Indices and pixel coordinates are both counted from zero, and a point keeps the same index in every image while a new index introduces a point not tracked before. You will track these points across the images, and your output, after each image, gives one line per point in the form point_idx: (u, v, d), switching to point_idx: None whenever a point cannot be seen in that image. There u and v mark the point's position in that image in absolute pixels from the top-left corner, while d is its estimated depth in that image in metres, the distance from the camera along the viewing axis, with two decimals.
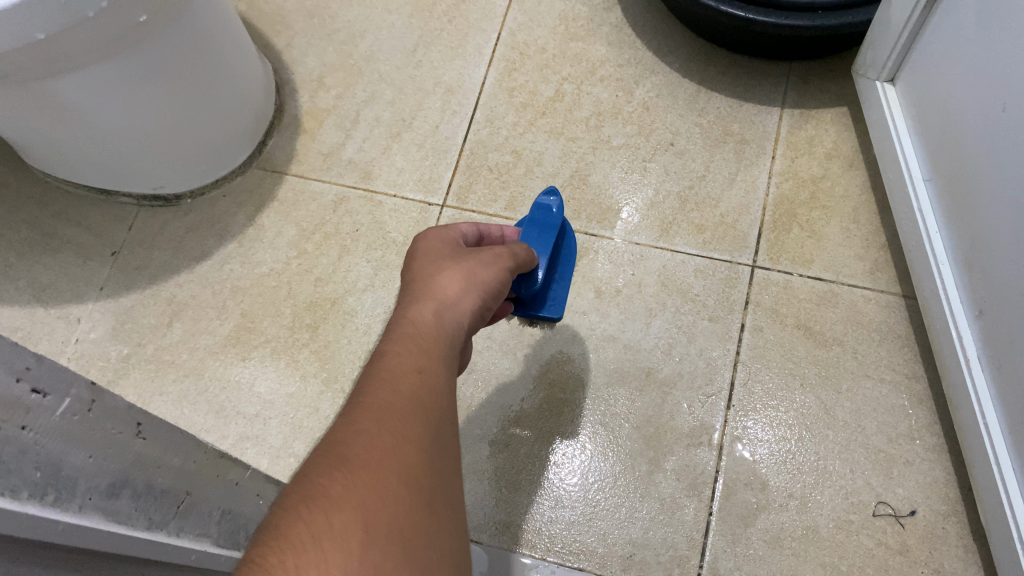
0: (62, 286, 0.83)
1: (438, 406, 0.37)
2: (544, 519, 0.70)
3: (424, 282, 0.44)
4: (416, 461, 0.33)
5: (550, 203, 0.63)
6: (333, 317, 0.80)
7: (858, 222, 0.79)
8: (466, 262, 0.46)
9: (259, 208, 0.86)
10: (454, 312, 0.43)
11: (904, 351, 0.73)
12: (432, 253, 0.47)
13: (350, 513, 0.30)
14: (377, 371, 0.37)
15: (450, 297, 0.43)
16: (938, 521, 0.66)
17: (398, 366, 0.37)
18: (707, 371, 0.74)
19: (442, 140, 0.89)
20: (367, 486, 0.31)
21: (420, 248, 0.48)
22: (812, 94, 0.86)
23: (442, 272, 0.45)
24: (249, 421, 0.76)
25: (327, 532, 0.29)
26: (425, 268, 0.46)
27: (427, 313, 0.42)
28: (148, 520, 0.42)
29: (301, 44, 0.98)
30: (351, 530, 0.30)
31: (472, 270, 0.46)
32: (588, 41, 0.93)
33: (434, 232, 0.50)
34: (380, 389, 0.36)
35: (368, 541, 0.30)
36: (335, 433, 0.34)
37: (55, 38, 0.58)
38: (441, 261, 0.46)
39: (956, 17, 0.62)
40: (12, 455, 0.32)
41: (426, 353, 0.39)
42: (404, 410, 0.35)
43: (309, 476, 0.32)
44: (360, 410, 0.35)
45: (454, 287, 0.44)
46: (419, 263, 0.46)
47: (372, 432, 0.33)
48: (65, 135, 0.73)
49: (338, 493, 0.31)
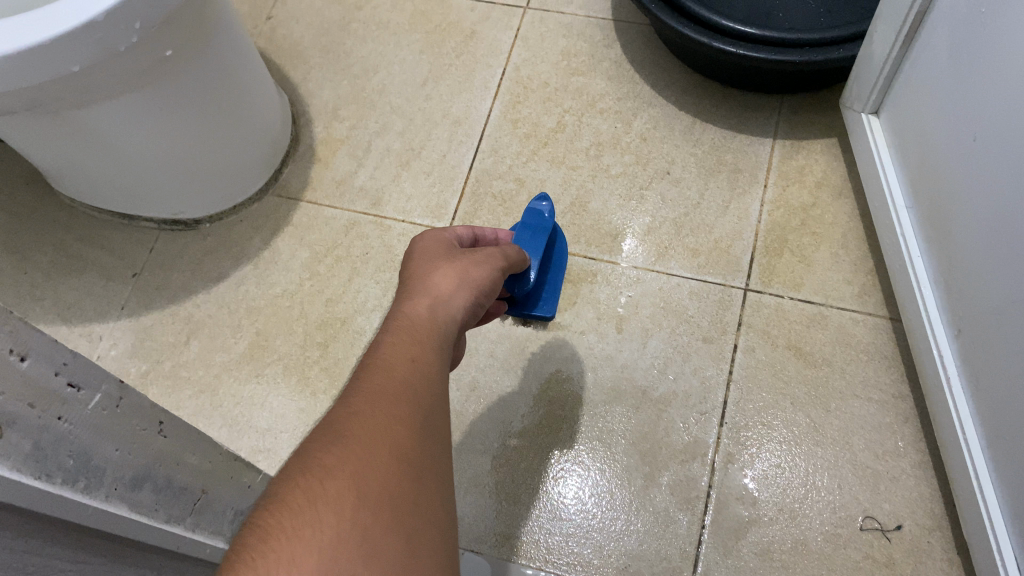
0: (85, 306, 0.87)
1: (429, 391, 0.40)
2: (542, 531, 0.73)
3: (419, 281, 0.48)
4: (406, 439, 0.36)
5: (542, 207, 0.71)
6: (343, 335, 0.83)
7: (847, 248, 0.82)
8: (459, 263, 0.50)
9: (274, 232, 0.90)
10: (445, 309, 0.46)
11: (890, 371, 0.76)
12: (427, 255, 0.51)
13: (343, 480, 0.33)
14: (373, 359, 0.41)
15: (442, 295, 0.47)
16: (923, 535, 0.69)
17: (392, 354, 0.41)
18: (701, 390, 0.77)
19: (449, 169, 0.93)
20: (359, 458, 0.34)
21: (416, 250, 0.52)
22: (803, 126, 0.90)
23: (436, 273, 0.48)
24: (261, 434, 0.79)
25: (322, 496, 0.33)
26: (421, 269, 0.49)
27: (420, 309, 0.45)
28: (167, 513, 0.45)
29: (316, 78, 1.02)
30: (345, 495, 0.33)
31: (465, 270, 0.50)
32: (589, 75, 0.98)
33: (430, 235, 0.53)
34: (375, 374, 0.39)
35: (360, 504, 0.33)
36: (334, 412, 0.37)
37: (87, 70, 0.63)
38: (435, 262, 0.50)
39: (933, 52, 0.66)
40: (49, 443, 0.35)
41: (418, 343, 0.42)
42: (397, 393, 0.38)
43: (308, 449, 0.35)
44: (355, 393, 0.38)
45: (446, 286, 0.48)
46: (415, 265, 0.50)
47: (366, 412, 0.36)
48: (93, 162, 0.78)
49: (333, 463, 0.34)
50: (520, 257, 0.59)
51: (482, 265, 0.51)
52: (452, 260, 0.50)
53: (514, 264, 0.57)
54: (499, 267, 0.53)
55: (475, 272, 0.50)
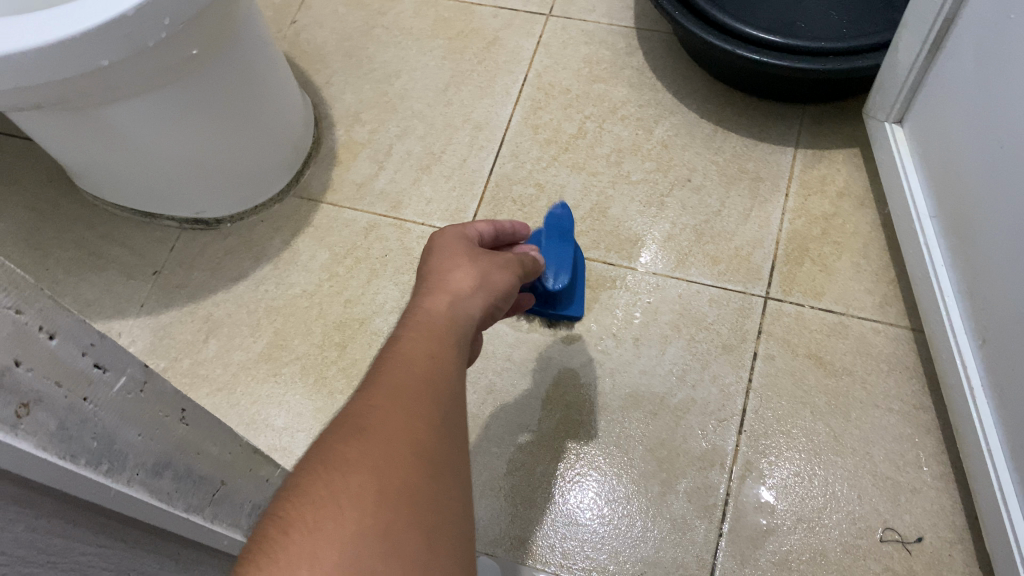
0: (105, 302, 0.88)
1: (449, 387, 0.39)
2: (558, 535, 0.72)
3: (438, 278, 0.48)
4: (428, 434, 0.36)
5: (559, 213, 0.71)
6: (361, 336, 0.83)
7: (868, 257, 0.82)
8: (481, 265, 0.50)
9: (294, 233, 0.91)
10: (463, 306, 0.46)
11: (912, 382, 0.75)
12: (446, 251, 0.51)
13: (365, 476, 0.33)
14: (393, 355, 0.40)
15: (462, 293, 0.47)
16: (944, 548, 0.68)
17: (412, 351, 0.41)
18: (720, 398, 0.77)
19: (469, 173, 0.93)
20: (380, 451, 0.34)
21: (436, 245, 0.52)
22: (825, 135, 0.90)
23: (456, 271, 0.49)
24: (277, 433, 0.79)
25: (344, 491, 0.32)
26: (439, 266, 0.49)
27: (441, 305, 0.45)
28: (187, 502, 0.45)
29: (339, 82, 1.03)
30: (366, 490, 0.32)
31: (486, 273, 0.50)
32: (611, 83, 0.98)
33: (449, 233, 0.54)
34: (395, 369, 0.39)
35: (381, 499, 0.32)
36: (354, 406, 0.37)
37: (116, 66, 0.63)
38: (455, 261, 0.50)
39: (960, 61, 0.66)
40: (74, 423, 0.35)
41: (437, 338, 0.42)
42: (417, 388, 0.38)
43: (328, 443, 0.35)
44: (376, 388, 0.37)
45: (464, 285, 0.48)
46: (435, 261, 0.50)
47: (386, 406, 0.36)
48: (118, 159, 0.78)
49: (354, 458, 0.33)
50: (535, 265, 0.58)
51: (502, 269, 0.52)
52: (473, 260, 0.50)
53: (529, 270, 0.57)
54: (517, 273, 0.53)
55: (495, 276, 0.50)
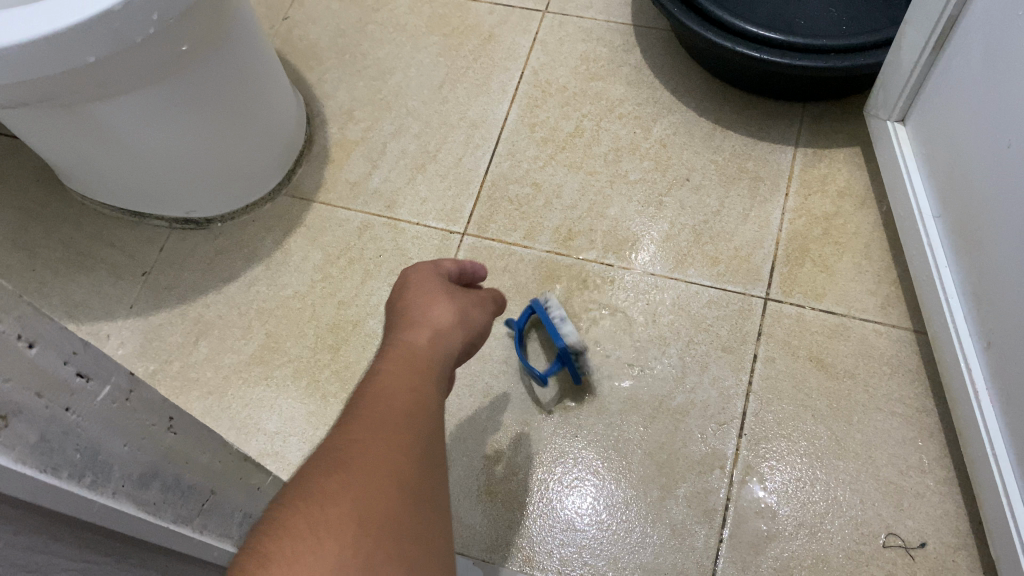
0: (94, 304, 0.86)
1: (429, 419, 0.39)
2: (555, 541, 0.71)
3: (415, 313, 0.49)
4: (409, 467, 0.36)
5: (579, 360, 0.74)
6: (355, 338, 0.82)
7: (870, 258, 0.81)
8: (457, 302, 0.51)
9: (287, 233, 0.89)
10: (443, 343, 0.47)
11: (915, 385, 0.74)
12: (422, 286, 0.51)
13: (345, 506, 0.33)
14: (372, 387, 0.40)
15: (440, 330, 0.48)
16: (948, 554, 0.67)
17: (393, 383, 0.41)
18: (720, 402, 0.75)
19: (465, 172, 0.91)
20: (361, 483, 0.34)
21: (409, 279, 0.53)
22: (825, 134, 0.89)
23: (434, 308, 0.49)
24: (269, 437, 0.78)
25: (324, 521, 0.32)
26: (418, 301, 0.50)
27: (420, 341, 0.46)
28: (175, 514, 0.43)
29: (333, 79, 1.02)
30: (346, 521, 0.32)
31: (463, 310, 0.50)
32: (609, 81, 0.96)
33: (423, 266, 0.54)
34: (376, 402, 0.39)
35: (361, 531, 0.32)
36: (333, 438, 0.36)
37: (103, 63, 0.62)
38: (432, 296, 0.50)
39: (965, 59, 0.65)
40: (56, 435, 0.34)
41: (417, 372, 0.42)
42: (398, 420, 0.38)
43: (307, 474, 0.34)
44: (355, 420, 0.37)
45: (444, 322, 0.48)
46: (411, 295, 0.51)
47: (367, 439, 0.36)
48: (106, 159, 0.77)
49: (334, 489, 0.33)
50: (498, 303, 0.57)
51: (477, 306, 0.52)
52: (450, 296, 0.51)
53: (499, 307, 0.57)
54: (490, 310, 0.54)
55: (472, 313, 0.51)
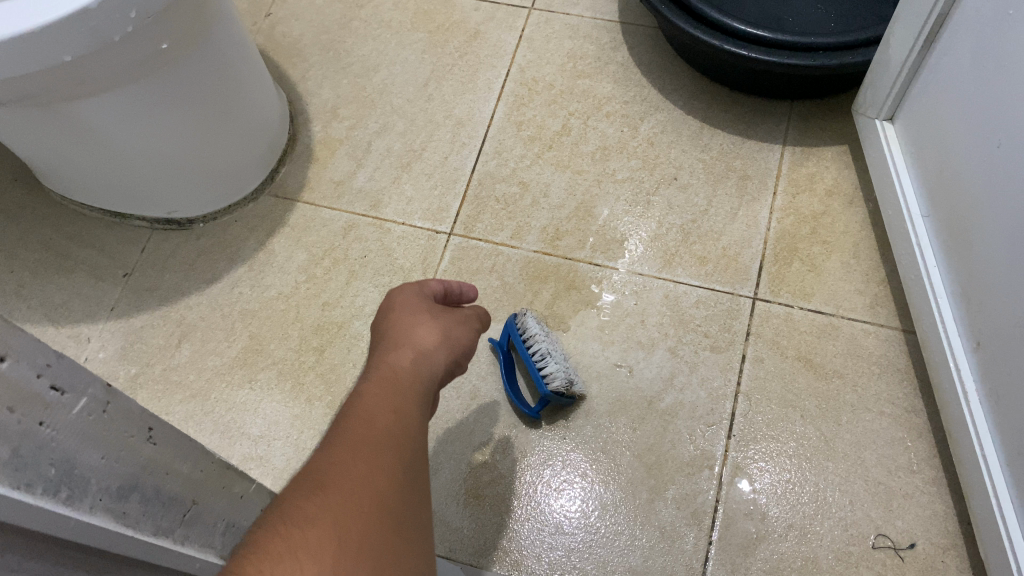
0: (74, 306, 0.85)
1: (411, 442, 0.39)
2: (544, 545, 0.70)
3: (400, 334, 0.48)
4: (388, 489, 0.35)
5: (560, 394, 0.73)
6: (340, 340, 0.81)
7: (858, 257, 0.80)
8: (442, 321, 0.50)
9: (270, 233, 0.88)
10: (427, 362, 0.47)
11: (903, 385, 0.74)
12: (406, 306, 0.51)
13: (324, 528, 0.32)
14: (354, 411, 0.40)
15: (424, 349, 0.47)
16: (937, 554, 0.67)
17: (374, 406, 0.40)
18: (709, 402, 0.75)
19: (451, 171, 0.91)
20: (340, 505, 0.33)
21: (394, 299, 0.52)
22: (813, 133, 0.88)
23: (418, 327, 0.49)
24: (253, 442, 0.77)
25: (302, 543, 0.31)
26: (402, 321, 0.49)
27: (403, 361, 0.45)
28: (155, 526, 0.42)
29: (316, 77, 1.00)
30: (326, 544, 0.31)
31: (448, 329, 0.50)
32: (596, 78, 0.96)
33: (408, 287, 0.53)
34: (357, 424, 0.38)
35: (340, 553, 0.32)
36: (314, 463, 0.36)
37: (80, 61, 0.60)
38: (416, 315, 0.50)
39: (955, 58, 0.64)
40: (28, 450, 0.33)
41: (399, 394, 0.42)
42: (380, 442, 0.37)
43: (287, 498, 0.34)
44: (336, 443, 0.37)
45: (428, 341, 0.48)
46: (395, 315, 0.50)
47: (348, 462, 0.36)
48: (84, 158, 0.75)
49: (313, 511, 0.33)
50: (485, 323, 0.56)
51: (462, 324, 0.52)
52: (434, 316, 0.50)
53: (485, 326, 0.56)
54: (476, 327, 0.53)
55: (457, 332, 0.51)
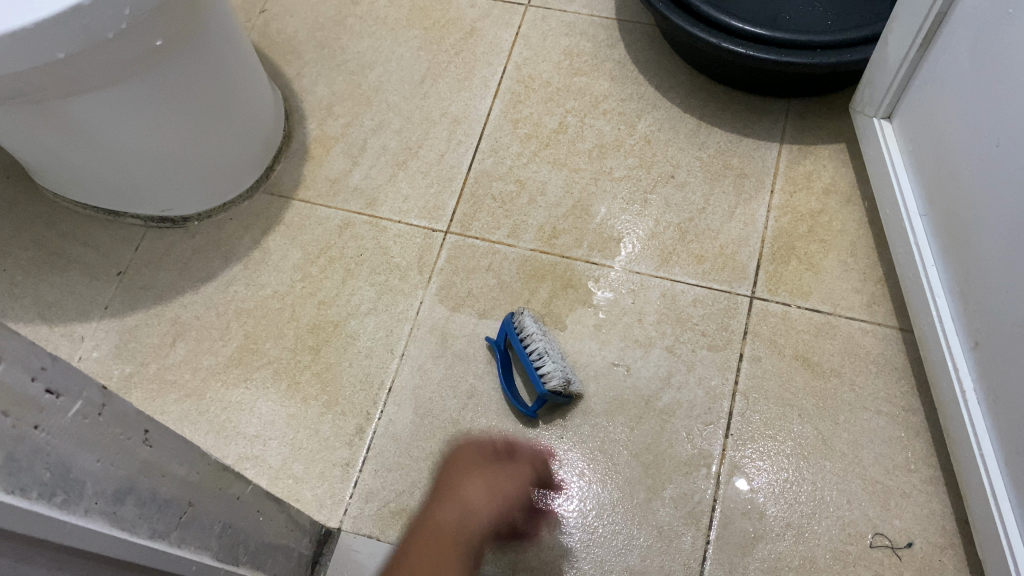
0: (67, 305, 0.84)
1: None
2: (541, 544, 0.70)
3: (457, 488, 0.70)
4: None
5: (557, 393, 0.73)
6: (336, 339, 0.80)
7: (856, 256, 0.80)
8: (490, 471, 0.70)
9: (265, 232, 0.88)
10: (468, 524, 0.67)
11: (901, 383, 0.74)
12: (466, 457, 0.71)
13: None
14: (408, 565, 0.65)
15: (470, 504, 0.68)
16: (934, 553, 0.67)
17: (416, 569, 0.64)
18: (706, 401, 0.75)
19: (448, 169, 0.90)
20: None
21: (463, 445, 0.73)
22: (810, 131, 0.88)
23: (469, 486, 0.69)
24: (249, 441, 0.76)
25: None
26: (459, 472, 0.71)
27: (450, 518, 0.67)
28: (151, 529, 0.42)
29: (311, 74, 1.00)
30: None
31: (493, 479, 0.69)
32: (592, 76, 0.95)
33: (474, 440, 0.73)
34: None
35: None
36: None
37: (73, 59, 0.60)
38: (472, 464, 0.71)
39: (954, 57, 0.64)
40: (24, 453, 0.32)
41: (440, 551, 0.65)
42: None
43: None
44: None
45: (475, 496, 0.68)
46: (457, 461, 0.71)
47: None
48: (78, 156, 0.75)
49: None
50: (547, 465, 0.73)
51: (509, 480, 0.70)
52: (485, 469, 0.70)
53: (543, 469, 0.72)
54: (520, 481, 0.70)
55: (503, 483, 0.69)
